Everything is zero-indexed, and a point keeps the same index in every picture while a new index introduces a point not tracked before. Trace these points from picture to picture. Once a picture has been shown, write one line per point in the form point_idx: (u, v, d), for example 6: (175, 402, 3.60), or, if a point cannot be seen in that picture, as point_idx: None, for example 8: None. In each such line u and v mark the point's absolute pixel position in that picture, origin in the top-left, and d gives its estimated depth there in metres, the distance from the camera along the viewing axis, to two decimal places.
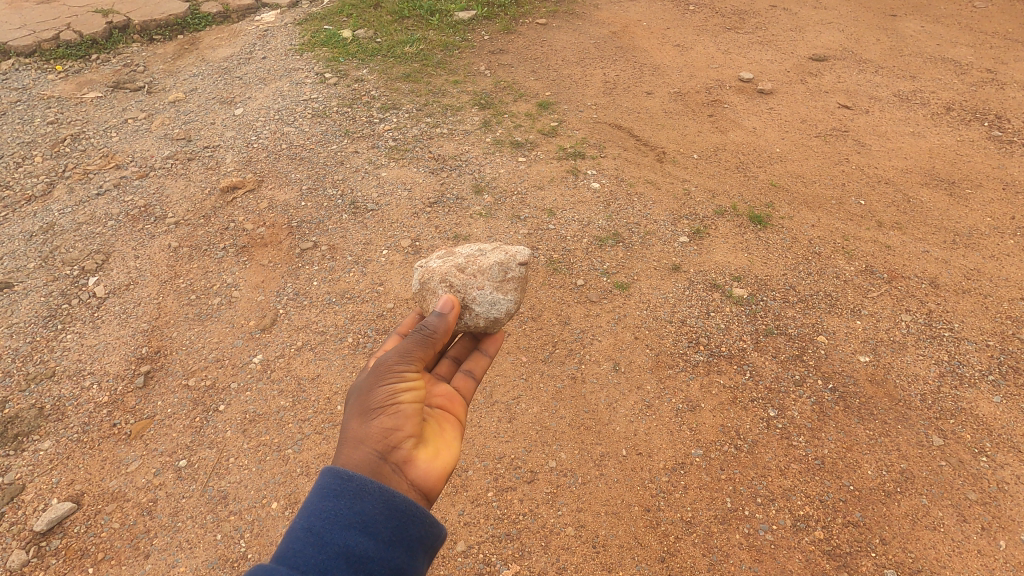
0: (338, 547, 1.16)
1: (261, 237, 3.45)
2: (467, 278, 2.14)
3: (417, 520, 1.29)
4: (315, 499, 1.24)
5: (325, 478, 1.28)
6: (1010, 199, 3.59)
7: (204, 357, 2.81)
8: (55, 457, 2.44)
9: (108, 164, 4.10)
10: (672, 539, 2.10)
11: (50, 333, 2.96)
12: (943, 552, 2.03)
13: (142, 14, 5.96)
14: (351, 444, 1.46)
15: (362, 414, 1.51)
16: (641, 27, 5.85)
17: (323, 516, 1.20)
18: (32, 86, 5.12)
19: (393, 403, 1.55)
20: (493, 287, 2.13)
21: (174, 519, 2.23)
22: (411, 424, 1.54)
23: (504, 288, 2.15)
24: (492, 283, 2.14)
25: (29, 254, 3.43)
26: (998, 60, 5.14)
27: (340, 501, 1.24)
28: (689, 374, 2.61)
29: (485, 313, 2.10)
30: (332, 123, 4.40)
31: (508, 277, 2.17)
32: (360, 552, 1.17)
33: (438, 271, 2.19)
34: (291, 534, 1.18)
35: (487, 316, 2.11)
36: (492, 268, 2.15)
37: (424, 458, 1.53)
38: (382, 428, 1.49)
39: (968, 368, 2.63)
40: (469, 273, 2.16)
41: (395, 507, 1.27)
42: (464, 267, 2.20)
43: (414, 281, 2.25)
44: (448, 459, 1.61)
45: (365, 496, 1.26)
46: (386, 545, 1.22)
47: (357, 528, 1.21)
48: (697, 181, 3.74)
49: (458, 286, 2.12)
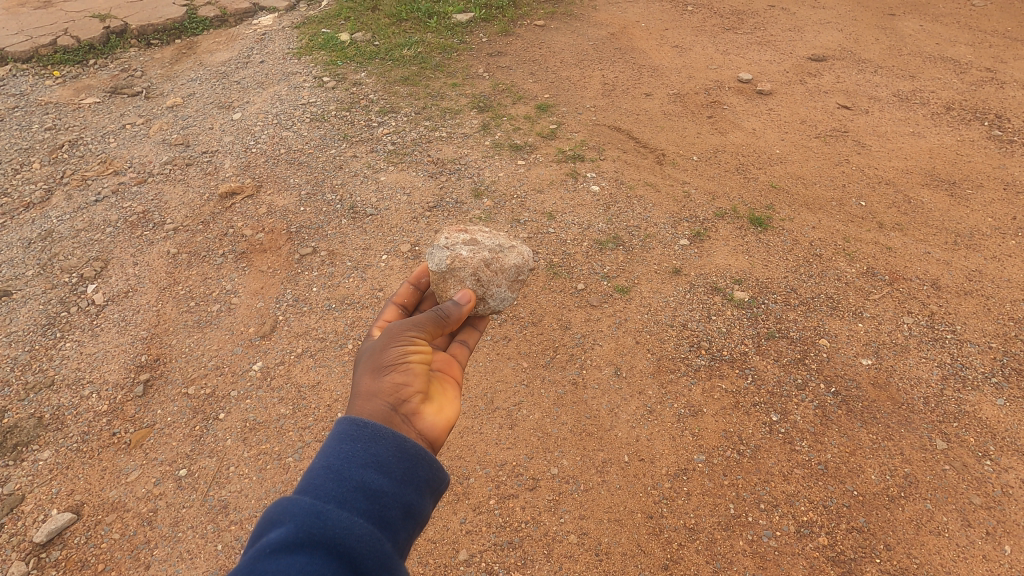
0: (356, 482, 1.14)
1: (260, 243, 3.45)
2: (492, 275, 2.27)
3: (425, 463, 1.28)
4: (332, 443, 1.23)
5: (341, 426, 1.28)
6: (1011, 199, 3.58)
7: (204, 365, 2.80)
8: (55, 467, 2.43)
9: (107, 170, 4.09)
10: (675, 546, 2.09)
11: (50, 341, 2.95)
12: (948, 558, 2.02)
13: (140, 18, 5.94)
14: (363, 397, 1.45)
15: (372, 372, 1.51)
16: (639, 29, 5.84)
17: (341, 457, 1.19)
18: (30, 92, 5.11)
19: (404, 361, 1.55)
20: (508, 286, 2.34)
21: (175, 529, 2.22)
22: (420, 381, 1.54)
23: (513, 287, 2.37)
24: (507, 282, 2.34)
25: (28, 262, 3.42)
26: (998, 58, 5.13)
27: (357, 445, 1.23)
28: (691, 379, 2.60)
29: (496, 307, 2.29)
30: (331, 127, 4.39)
31: (518, 278, 2.39)
32: (377, 487, 1.16)
33: (471, 263, 2.22)
34: (310, 471, 1.15)
35: (496, 309, 2.30)
36: (512, 271, 2.34)
37: (431, 411, 1.52)
38: (393, 383, 1.49)
39: (971, 370, 2.62)
40: (494, 271, 2.29)
41: (407, 450, 1.26)
42: (489, 262, 2.30)
43: (440, 262, 2.17)
44: (451, 414, 1.59)
45: (379, 441, 1.25)
46: (399, 483, 1.20)
47: (374, 467, 1.19)
48: (697, 183, 3.74)
49: (484, 280, 2.24)
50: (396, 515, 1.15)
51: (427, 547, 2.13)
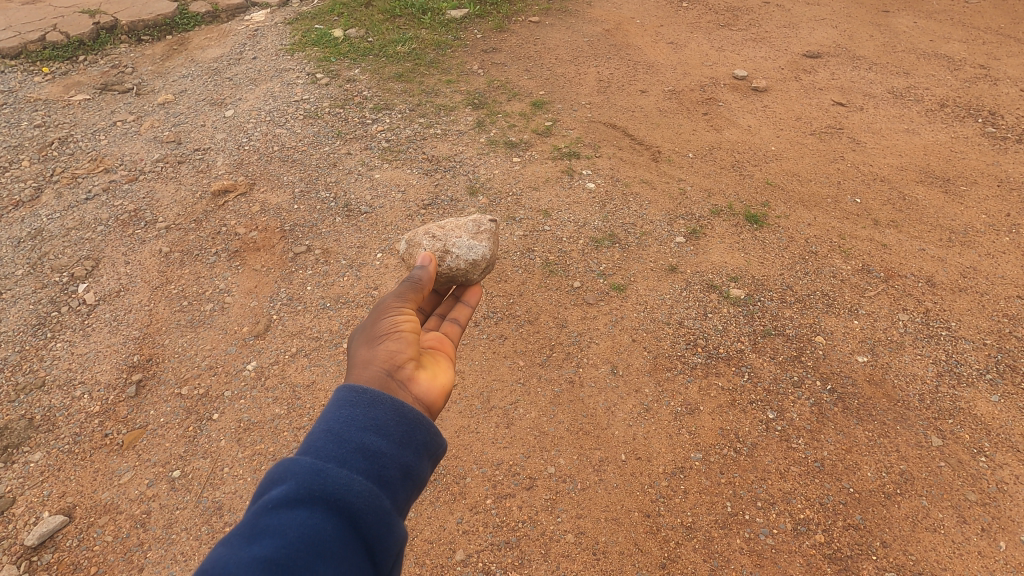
0: (356, 443, 1.13)
1: (253, 241, 3.42)
2: (447, 231, 2.24)
3: (423, 427, 1.26)
4: (330, 408, 1.21)
5: (341, 391, 1.26)
6: (1005, 195, 3.59)
7: (197, 365, 2.77)
8: (46, 469, 2.40)
9: (97, 168, 4.05)
10: (672, 545, 2.09)
11: (40, 342, 2.91)
12: (944, 554, 2.03)
13: (130, 14, 5.88)
14: (358, 366, 1.42)
15: (366, 342, 1.50)
16: (634, 25, 5.82)
17: (340, 420, 1.18)
18: (19, 88, 5.04)
19: (395, 330, 1.54)
20: (470, 236, 2.23)
21: (168, 531, 2.20)
22: (412, 348, 1.52)
23: (480, 237, 2.25)
24: (469, 234, 2.24)
25: (17, 261, 3.37)
26: (991, 55, 5.14)
27: (356, 409, 1.21)
28: (688, 377, 2.60)
29: (464, 257, 2.16)
30: (325, 124, 4.36)
31: (482, 231, 2.29)
32: (376, 448, 1.15)
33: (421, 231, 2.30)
34: (311, 433, 1.14)
35: (466, 259, 2.16)
36: (467, 224, 2.28)
37: (426, 377, 1.49)
38: (387, 351, 1.47)
39: (965, 367, 2.62)
40: (448, 229, 2.27)
41: (405, 414, 1.25)
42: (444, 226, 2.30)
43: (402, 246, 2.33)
44: (446, 381, 1.57)
45: (379, 405, 1.24)
46: (397, 445, 1.19)
47: (372, 430, 1.18)
48: (693, 180, 3.73)
49: (439, 236, 2.21)
50: (395, 475, 1.14)
51: (424, 547, 2.12)
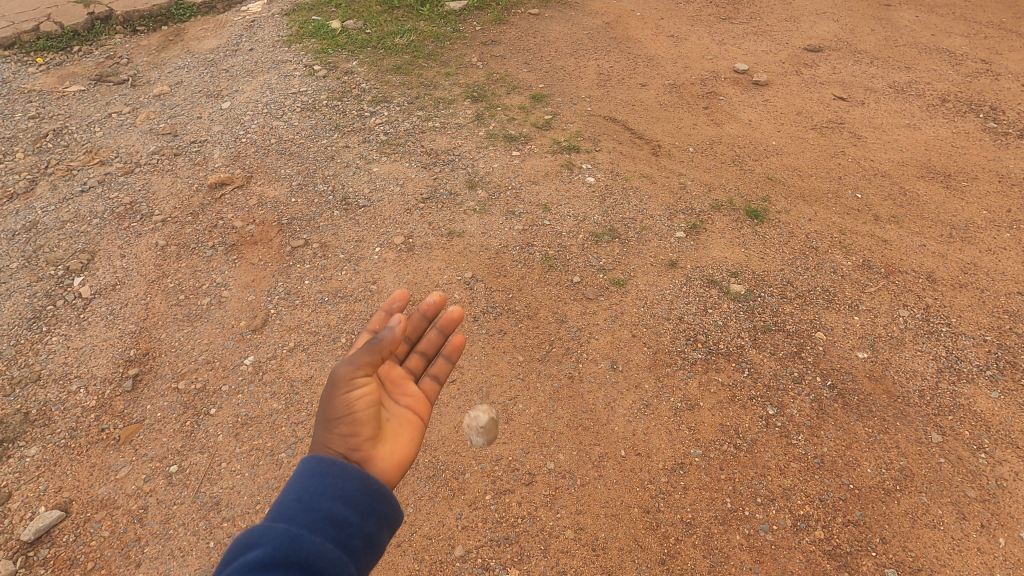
0: (325, 513, 1.12)
1: (251, 234, 3.39)
2: None
3: (389, 498, 1.23)
4: (298, 478, 1.19)
5: (306, 463, 1.22)
6: (1006, 191, 3.58)
7: (194, 359, 2.75)
8: (42, 464, 2.38)
9: (92, 160, 4.01)
10: (672, 541, 2.08)
11: (35, 336, 2.89)
12: (943, 551, 2.03)
13: (125, 4, 5.81)
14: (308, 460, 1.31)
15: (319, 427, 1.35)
16: (634, 18, 5.77)
17: (310, 489, 1.16)
18: (12, 79, 4.98)
19: (352, 411, 1.37)
20: None
21: (166, 527, 2.18)
22: (370, 430, 1.37)
23: None
24: None
25: (12, 254, 3.34)
26: (993, 50, 5.12)
27: (326, 478, 1.19)
28: (688, 373, 2.59)
29: None
30: (323, 116, 4.32)
31: None
32: (344, 517, 1.13)
33: None
34: (280, 502, 1.14)
35: None
36: None
37: (382, 461, 1.37)
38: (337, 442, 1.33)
39: (965, 363, 2.62)
40: None
41: (371, 485, 1.21)
42: None
43: None
44: (408, 454, 1.43)
45: (347, 475, 1.21)
46: (364, 513, 1.17)
47: (342, 499, 1.16)
48: (693, 175, 3.71)
49: None
50: (360, 544, 1.13)
51: (423, 543, 2.11)
